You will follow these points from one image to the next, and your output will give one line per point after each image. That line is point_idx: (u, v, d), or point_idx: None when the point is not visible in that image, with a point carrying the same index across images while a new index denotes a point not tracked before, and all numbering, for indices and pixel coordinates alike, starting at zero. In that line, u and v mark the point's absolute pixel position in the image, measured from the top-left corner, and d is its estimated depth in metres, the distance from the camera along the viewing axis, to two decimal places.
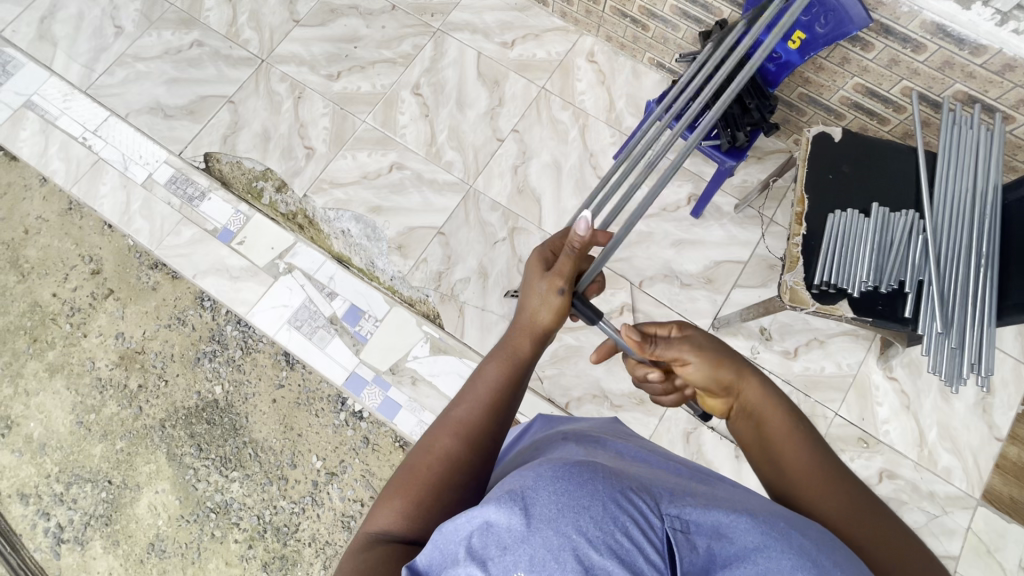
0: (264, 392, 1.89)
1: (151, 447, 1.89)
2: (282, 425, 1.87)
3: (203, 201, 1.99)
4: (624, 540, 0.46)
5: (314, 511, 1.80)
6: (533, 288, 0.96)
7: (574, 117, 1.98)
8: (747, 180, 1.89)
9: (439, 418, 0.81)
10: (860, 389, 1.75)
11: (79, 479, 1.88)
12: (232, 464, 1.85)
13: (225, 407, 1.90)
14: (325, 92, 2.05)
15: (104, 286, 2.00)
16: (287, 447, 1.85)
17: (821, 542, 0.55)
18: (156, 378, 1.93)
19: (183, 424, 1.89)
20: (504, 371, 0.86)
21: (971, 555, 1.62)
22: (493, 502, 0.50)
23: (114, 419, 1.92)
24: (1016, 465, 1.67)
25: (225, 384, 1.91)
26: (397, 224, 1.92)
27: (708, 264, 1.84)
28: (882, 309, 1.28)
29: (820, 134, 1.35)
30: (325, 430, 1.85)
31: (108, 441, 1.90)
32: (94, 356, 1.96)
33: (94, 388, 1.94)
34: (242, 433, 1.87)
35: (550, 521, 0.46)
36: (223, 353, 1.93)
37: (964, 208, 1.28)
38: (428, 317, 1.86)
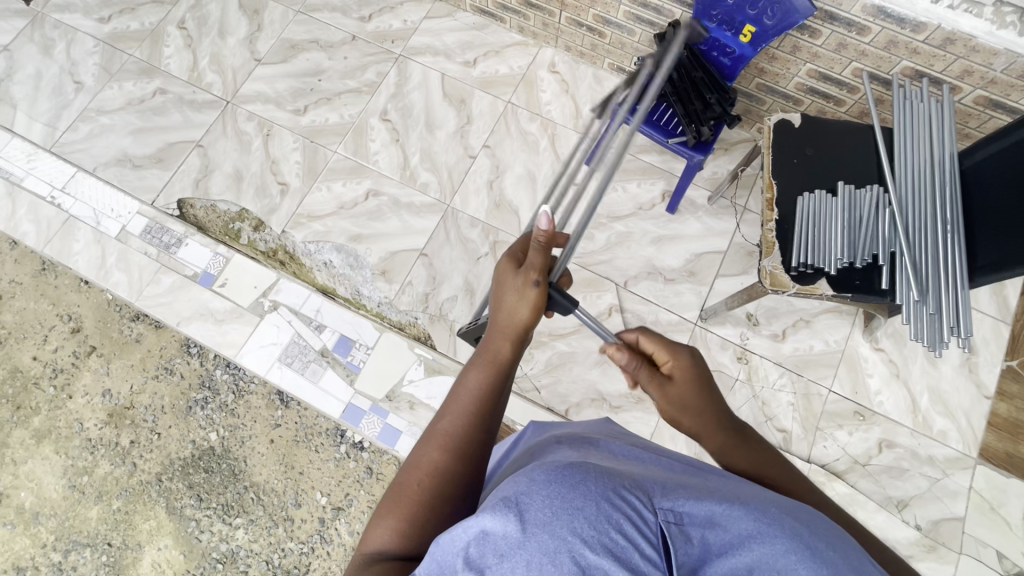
0: (260, 433, 1.87)
1: (150, 502, 1.84)
2: (282, 465, 1.84)
3: (180, 247, 1.97)
4: (620, 540, 0.47)
5: (324, 549, 1.77)
6: (507, 288, 0.96)
7: (543, 128, 2.01)
8: (717, 172, 1.94)
9: (425, 432, 0.81)
10: (850, 364, 1.79)
11: (78, 545, 1.83)
12: (234, 511, 1.82)
13: (222, 453, 1.87)
14: (294, 127, 2.05)
15: (85, 344, 1.96)
16: (290, 487, 1.82)
17: (818, 524, 0.56)
18: (148, 432, 1.89)
19: (180, 476, 1.86)
20: (486, 376, 0.87)
21: (975, 513, 1.65)
22: (487, 510, 0.50)
23: (108, 479, 1.87)
24: (1008, 420, 1.72)
25: (220, 430, 1.88)
26: (379, 250, 1.92)
27: (689, 257, 1.88)
28: (860, 284, 1.31)
29: (780, 121, 1.39)
30: (327, 465, 1.83)
31: (104, 502, 1.85)
32: (82, 417, 1.92)
33: (84, 450, 1.90)
34: (242, 478, 1.84)
35: (544, 525, 0.47)
36: (215, 399, 1.90)
37: (925, 178, 1.34)
38: (420, 339, 1.85)
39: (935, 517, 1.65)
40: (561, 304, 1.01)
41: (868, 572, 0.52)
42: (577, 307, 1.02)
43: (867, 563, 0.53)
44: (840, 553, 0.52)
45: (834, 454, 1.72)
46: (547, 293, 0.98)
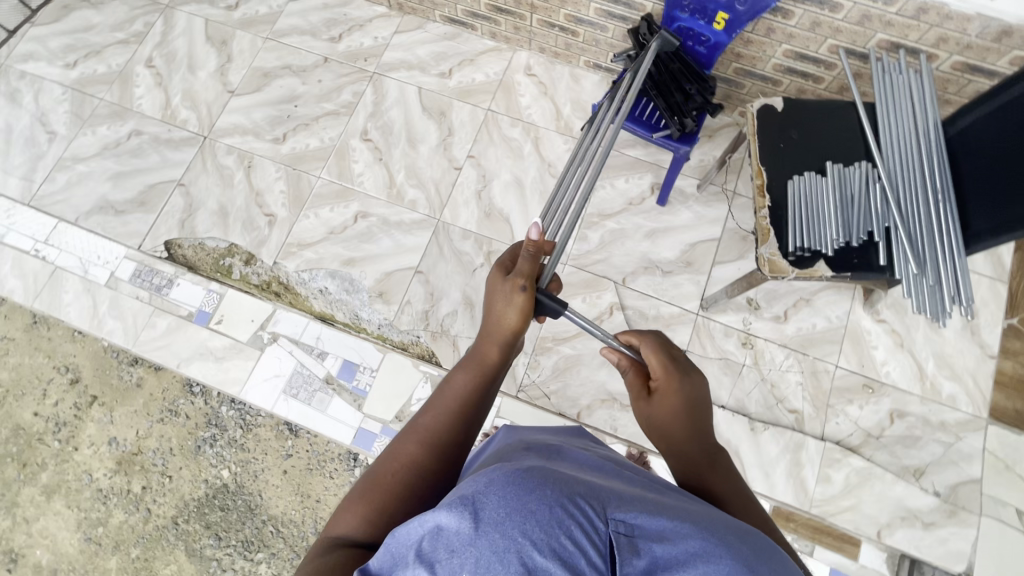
0: (273, 466, 1.85)
1: (168, 547, 1.83)
2: (298, 496, 1.83)
3: (172, 287, 1.94)
4: (568, 544, 0.46)
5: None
6: (499, 294, 0.98)
7: (525, 132, 2.00)
8: (704, 160, 1.94)
9: (405, 427, 0.83)
10: (854, 338, 1.79)
11: None
12: (255, 546, 1.81)
13: (236, 489, 1.85)
14: (275, 156, 2.00)
15: (86, 395, 1.94)
16: (308, 516, 1.81)
17: (764, 547, 0.55)
18: (159, 476, 1.87)
19: (196, 517, 1.84)
20: (473, 378, 0.89)
21: (991, 474, 1.66)
22: (444, 507, 0.49)
23: (123, 527, 1.85)
24: (1014, 377, 1.73)
25: (232, 467, 1.87)
26: (374, 272, 1.88)
27: (684, 247, 1.87)
28: (858, 262, 1.30)
29: (764, 106, 1.39)
30: (343, 491, 1.81)
31: (122, 552, 1.83)
32: (91, 468, 1.90)
33: (95, 501, 1.87)
34: (259, 512, 1.83)
35: (497, 525, 0.46)
36: (223, 436, 1.88)
37: (911, 150, 1.34)
38: (424, 357, 1.83)
39: (952, 481, 1.66)
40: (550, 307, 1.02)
41: None
42: (566, 309, 1.03)
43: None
44: None
45: (847, 429, 1.72)
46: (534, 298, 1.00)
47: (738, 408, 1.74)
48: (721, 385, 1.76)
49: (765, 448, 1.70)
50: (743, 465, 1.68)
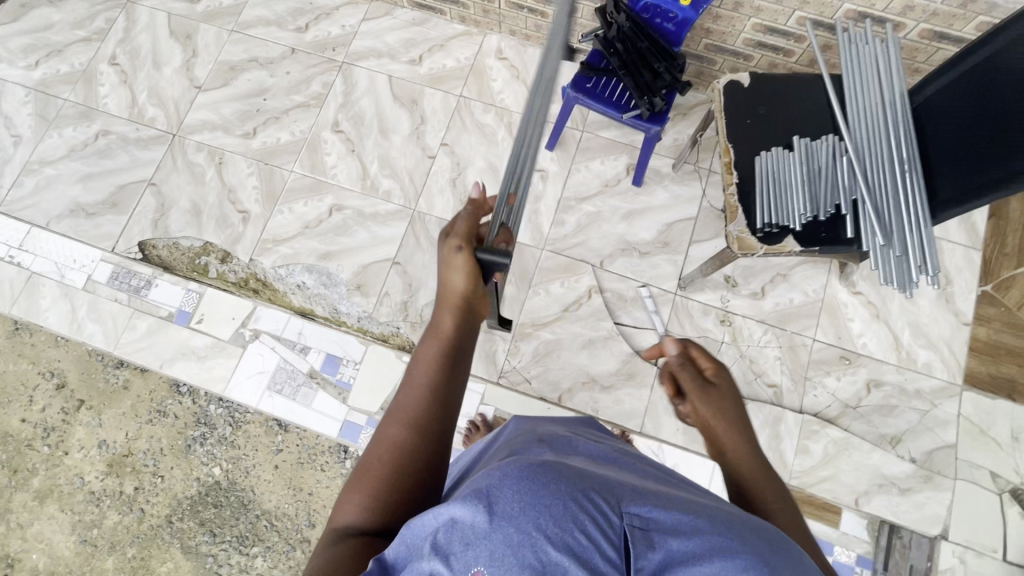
0: (264, 461, 1.87)
1: (164, 545, 1.84)
2: (291, 489, 1.84)
3: (151, 288, 1.92)
4: (582, 538, 0.47)
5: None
6: (442, 264, 0.93)
7: (498, 117, 1.98)
8: (678, 139, 1.92)
9: (386, 409, 0.80)
10: (831, 311, 1.81)
11: None
12: (250, 540, 1.83)
13: (229, 486, 1.87)
14: (245, 151, 1.97)
15: (73, 399, 1.93)
16: (301, 509, 1.83)
17: (779, 542, 0.57)
18: (151, 476, 1.88)
19: (191, 515, 1.85)
20: (437, 348, 0.85)
21: (967, 438, 1.69)
22: (458, 500, 0.52)
23: (118, 528, 1.86)
24: (987, 343, 1.76)
25: (223, 464, 1.88)
26: (351, 264, 1.86)
27: (661, 228, 1.87)
28: (827, 236, 1.30)
29: (730, 83, 1.38)
30: (335, 482, 1.83)
31: (118, 552, 1.85)
32: (82, 471, 1.90)
33: (89, 503, 1.88)
34: (252, 507, 1.85)
35: (511, 518, 0.48)
36: (213, 434, 1.89)
37: (878, 120, 1.33)
38: (405, 348, 1.84)
39: (928, 447, 1.69)
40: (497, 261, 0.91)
41: None
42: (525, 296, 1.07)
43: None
44: None
45: (825, 400, 1.75)
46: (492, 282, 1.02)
47: None
48: None
49: None
50: None
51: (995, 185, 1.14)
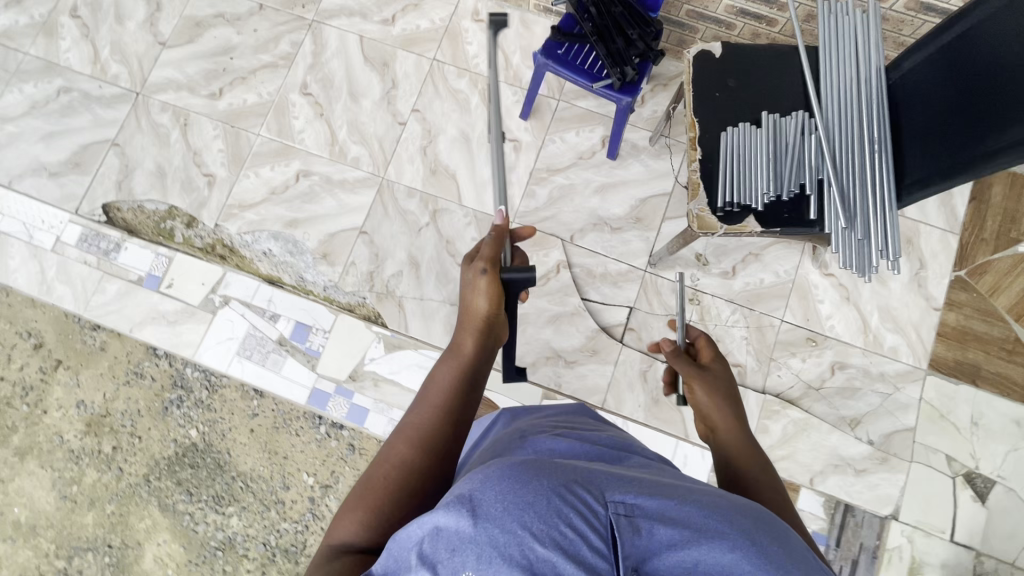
0: (239, 424, 1.89)
1: (142, 503, 1.89)
2: (266, 452, 1.87)
3: (119, 251, 1.89)
4: (568, 533, 0.48)
5: (317, 526, 1.83)
6: (466, 288, 1.02)
7: (472, 83, 1.91)
8: (656, 111, 1.86)
9: (395, 427, 0.85)
10: (801, 292, 1.79)
11: (79, 550, 1.88)
12: (226, 500, 1.87)
13: (205, 447, 1.89)
14: (211, 113, 1.91)
15: (51, 358, 1.94)
16: (276, 472, 1.86)
17: (768, 520, 0.57)
18: (129, 437, 1.91)
19: (168, 474, 1.89)
20: (454, 368, 0.92)
21: (926, 422, 1.70)
22: (442, 507, 0.51)
23: (97, 485, 1.90)
24: (955, 329, 1.75)
25: (199, 426, 1.90)
26: (317, 233, 1.84)
27: (634, 203, 1.83)
28: (789, 216, 1.27)
29: (700, 53, 1.32)
30: (309, 446, 1.85)
31: (98, 508, 1.90)
32: (61, 430, 1.93)
33: (69, 460, 1.92)
34: (228, 469, 1.88)
35: (496, 520, 0.48)
36: (190, 397, 1.90)
37: (852, 96, 1.28)
38: (372, 319, 1.82)
39: (886, 430, 1.70)
40: (520, 279, 1.04)
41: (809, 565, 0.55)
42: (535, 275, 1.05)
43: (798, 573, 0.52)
44: (785, 549, 0.54)
45: (789, 381, 1.75)
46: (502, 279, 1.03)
47: None
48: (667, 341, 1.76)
49: None
50: (684, 419, 1.71)
51: (987, 157, 1.06)
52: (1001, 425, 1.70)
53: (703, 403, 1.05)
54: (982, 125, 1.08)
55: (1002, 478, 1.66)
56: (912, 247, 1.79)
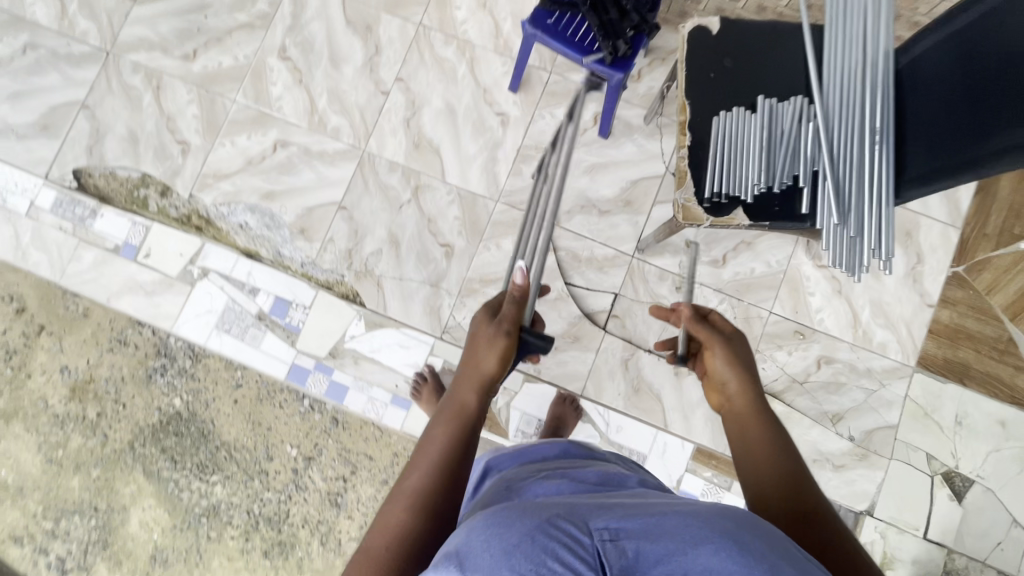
0: (223, 395, 1.85)
1: (127, 469, 1.88)
2: (250, 423, 1.84)
3: (95, 218, 1.83)
4: (554, 567, 0.51)
5: (300, 496, 1.82)
6: (478, 347, 0.95)
7: (460, 52, 1.81)
8: (653, 87, 1.76)
9: (392, 488, 0.80)
10: (792, 284, 1.74)
11: (66, 512, 1.88)
12: (210, 469, 1.86)
13: (190, 417, 1.87)
14: (185, 76, 1.82)
15: (34, 323, 1.89)
16: (260, 442, 1.84)
17: (756, 522, 0.58)
18: (114, 403, 1.89)
19: (152, 442, 1.88)
20: (454, 424, 0.85)
21: (910, 420, 1.68)
22: (437, 566, 0.56)
23: (82, 450, 1.89)
24: (948, 327, 1.70)
25: (183, 395, 1.87)
26: (294, 207, 1.78)
27: (625, 185, 1.76)
28: (778, 210, 1.22)
29: (696, 29, 1.24)
30: (292, 419, 1.83)
31: (83, 472, 1.89)
32: (46, 395, 1.90)
33: (54, 425, 1.89)
34: (212, 438, 1.86)
35: (485, 567, 0.52)
36: (173, 366, 1.87)
37: (856, 81, 1.18)
38: (349, 297, 1.77)
39: (868, 427, 1.68)
40: (537, 345, 1.00)
41: (804, 562, 0.55)
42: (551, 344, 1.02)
43: (784, 564, 0.53)
44: (777, 549, 0.54)
45: (773, 374, 1.72)
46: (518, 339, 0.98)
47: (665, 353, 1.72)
48: (651, 330, 1.72)
49: (690, 392, 1.70)
50: (664, 409, 1.69)
51: (993, 156, 1.00)
52: (985, 425, 1.67)
53: (720, 368, 1.04)
54: (1001, 120, 1.00)
55: (981, 478, 1.65)
56: (911, 241, 1.72)
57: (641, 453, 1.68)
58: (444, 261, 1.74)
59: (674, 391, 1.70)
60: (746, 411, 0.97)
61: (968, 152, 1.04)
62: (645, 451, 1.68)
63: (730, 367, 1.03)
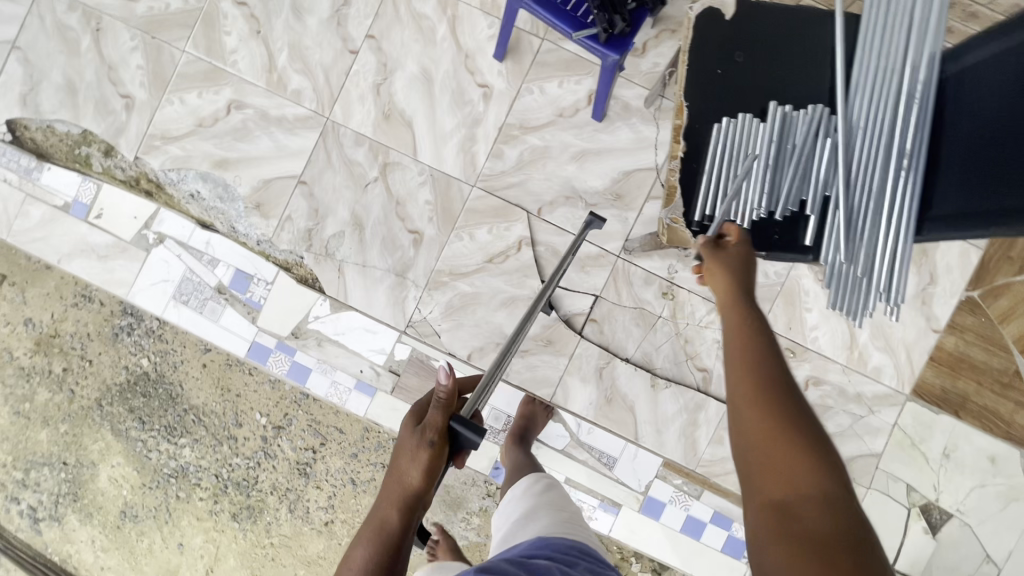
0: (191, 358, 1.75)
1: (95, 426, 1.80)
2: (218, 389, 1.75)
3: (41, 172, 1.65)
4: None
5: (269, 463, 1.76)
6: (402, 454, 0.85)
7: (440, 8, 1.58)
8: (657, 64, 1.55)
9: None
10: (788, 297, 1.60)
11: (36, 464, 1.83)
12: (179, 431, 1.78)
13: (157, 378, 1.77)
14: (128, 18, 1.62)
15: None
16: (229, 408, 1.75)
17: None
18: (80, 359, 1.78)
19: (120, 401, 1.79)
20: (374, 546, 0.80)
21: (895, 449, 1.59)
22: None
23: (49, 405, 1.81)
24: (951, 355, 1.57)
25: (151, 356, 1.76)
26: (249, 177, 1.62)
27: (616, 176, 1.58)
28: (779, 238, 1.05)
29: (707, 12, 1.04)
30: (262, 387, 1.74)
31: (51, 427, 1.81)
32: (10, 347, 1.79)
33: (18, 378, 1.80)
34: (180, 402, 1.77)
35: None
36: (141, 325, 1.76)
37: (889, 91, 0.99)
38: (307, 281, 1.65)
39: (850, 454, 1.59)
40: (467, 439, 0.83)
41: None
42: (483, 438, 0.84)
43: None
44: None
45: None
46: (446, 444, 0.84)
47: (643, 363, 1.61)
48: (630, 337, 1.60)
49: (665, 405, 1.60)
50: (636, 421, 1.60)
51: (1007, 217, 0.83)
52: (974, 460, 1.57)
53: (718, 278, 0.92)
54: None
55: (960, 513, 1.57)
56: (926, 259, 1.56)
57: (611, 456, 1.62)
58: (411, 249, 1.60)
59: (648, 404, 1.60)
60: (738, 316, 0.85)
61: (993, 200, 0.86)
62: (616, 455, 1.62)
63: (724, 270, 0.91)
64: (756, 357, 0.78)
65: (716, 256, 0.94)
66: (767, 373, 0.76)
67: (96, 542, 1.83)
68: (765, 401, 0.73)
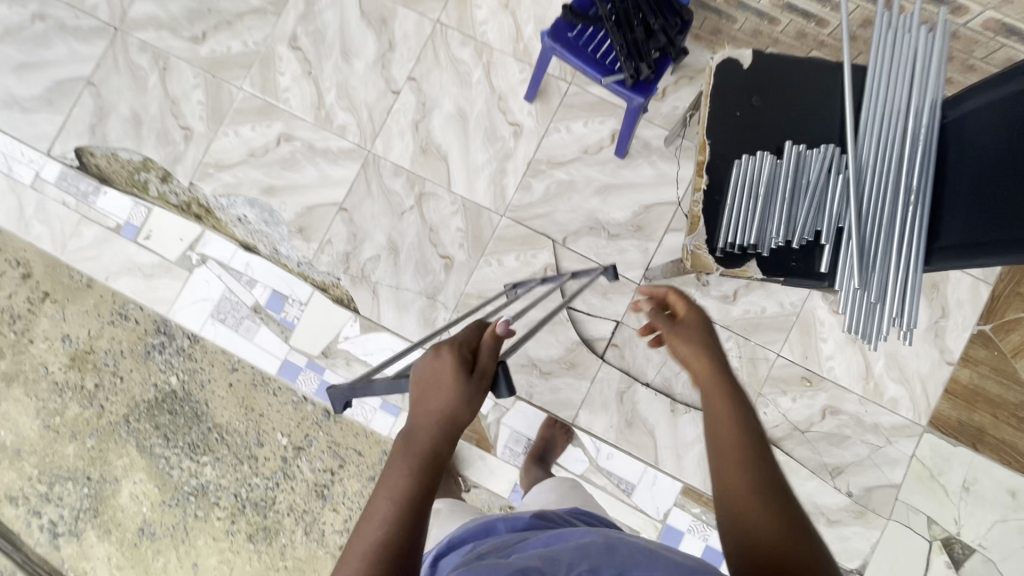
0: (218, 377, 1.81)
1: (121, 442, 1.86)
2: (242, 408, 1.81)
3: (99, 196, 1.78)
4: None
5: (287, 484, 1.80)
6: (444, 385, 0.88)
7: (476, 54, 1.72)
8: (677, 107, 1.67)
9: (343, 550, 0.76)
10: (804, 327, 1.65)
11: (60, 478, 1.87)
12: (201, 449, 1.83)
13: (184, 396, 1.83)
14: (193, 59, 1.78)
15: (38, 289, 1.84)
16: (251, 428, 1.81)
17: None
18: (111, 376, 1.85)
19: (147, 417, 1.85)
20: (413, 471, 0.81)
21: (913, 481, 1.61)
22: None
23: (79, 419, 1.87)
24: (966, 388, 1.61)
25: (180, 374, 1.83)
26: (294, 204, 1.74)
27: (638, 209, 1.67)
28: (796, 265, 1.13)
29: (726, 61, 1.15)
30: (286, 407, 1.79)
31: (78, 441, 1.87)
32: (47, 361, 1.86)
33: (52, 392, 1.87)
34: (204, 420, 1.82)
35: None
36: (172, 344, 1.82)
37: (894, 133, 1.08)
38: (342, 301, 1.73)
39: (869, 484, 1.61)
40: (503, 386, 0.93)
41: None
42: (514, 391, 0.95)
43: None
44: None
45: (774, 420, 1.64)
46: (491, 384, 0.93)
47: (662, 388, 1.66)
48: (650, 362, 1.66)
49: (684, 430, 1.64)
50: (656, 446, 1.64)
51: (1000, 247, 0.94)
52: (994, 494, 1.58)
53: (682, 352, 0.91)
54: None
55: (982, 548, 1.57)
56: (937, 293, 1.62)
57: (630, 483, 1.64)
58: (442, 273, 1.69)
59: (668, 429, 1.64)
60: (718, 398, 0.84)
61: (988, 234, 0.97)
62: (634, 481, 1.64)
63: (685, 344, 0.91)
64: (742, 444, 0.79)
65: (674, 330, 0.93)
66: (755, 466, 0.78)
67: (111, 560, 1.85)
68: (750, 486, 0.76)
